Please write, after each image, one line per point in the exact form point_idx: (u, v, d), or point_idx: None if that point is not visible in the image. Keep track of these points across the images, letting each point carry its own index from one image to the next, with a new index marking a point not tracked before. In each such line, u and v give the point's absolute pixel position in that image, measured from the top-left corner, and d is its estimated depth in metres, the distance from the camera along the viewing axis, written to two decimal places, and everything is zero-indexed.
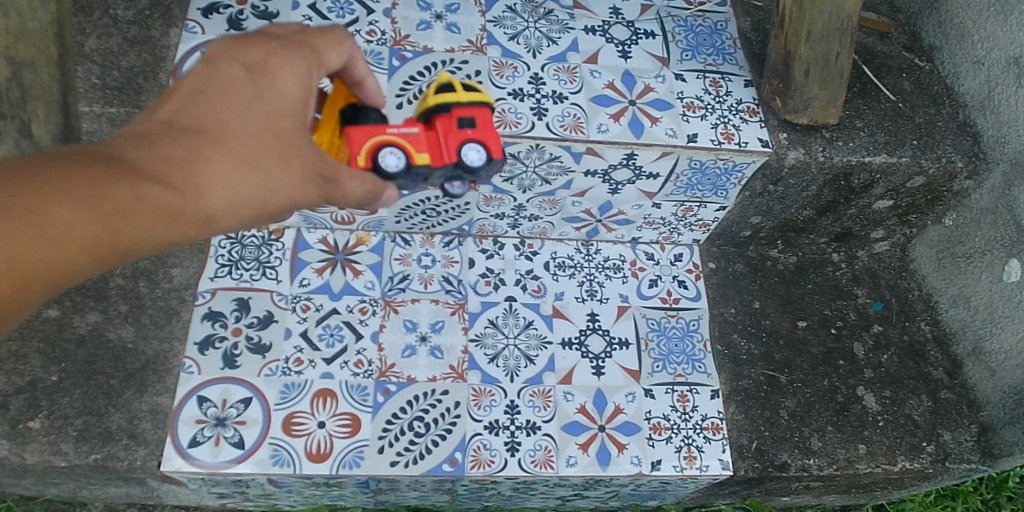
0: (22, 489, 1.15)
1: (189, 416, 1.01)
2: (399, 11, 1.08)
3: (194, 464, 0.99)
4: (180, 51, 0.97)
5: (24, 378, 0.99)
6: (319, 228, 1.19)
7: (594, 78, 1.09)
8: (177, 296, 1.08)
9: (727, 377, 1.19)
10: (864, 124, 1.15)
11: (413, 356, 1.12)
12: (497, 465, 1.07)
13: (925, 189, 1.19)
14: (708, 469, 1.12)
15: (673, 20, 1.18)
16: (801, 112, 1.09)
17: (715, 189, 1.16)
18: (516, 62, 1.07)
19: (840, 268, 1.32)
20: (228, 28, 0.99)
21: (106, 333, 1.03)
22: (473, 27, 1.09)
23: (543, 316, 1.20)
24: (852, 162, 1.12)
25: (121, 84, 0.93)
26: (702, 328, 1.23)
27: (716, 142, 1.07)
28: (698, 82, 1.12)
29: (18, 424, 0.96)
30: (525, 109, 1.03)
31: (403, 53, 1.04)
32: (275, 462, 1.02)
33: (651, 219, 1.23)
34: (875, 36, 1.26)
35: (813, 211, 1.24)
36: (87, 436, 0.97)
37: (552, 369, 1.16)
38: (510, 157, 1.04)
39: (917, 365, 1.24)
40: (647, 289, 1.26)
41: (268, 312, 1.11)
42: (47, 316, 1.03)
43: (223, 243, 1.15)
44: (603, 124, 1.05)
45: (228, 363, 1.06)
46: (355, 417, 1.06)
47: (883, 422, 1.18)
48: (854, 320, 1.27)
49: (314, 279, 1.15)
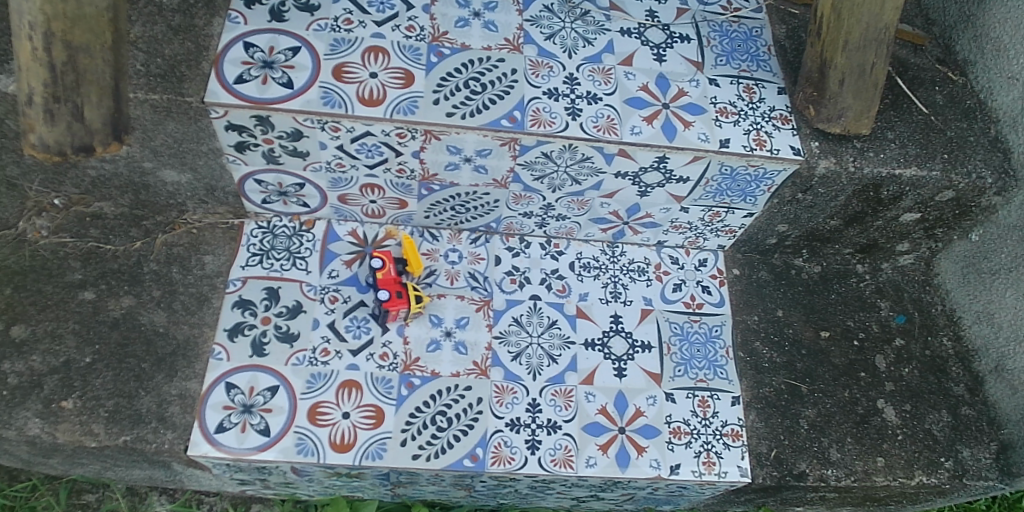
0: (48, 469, 1.17)
1: (217, 402, 1.03)
2: (438, 7, 1.08)
3: (220, 449, 1.01)
4: (222, 40, 0.98)
5: (59, 359, 1.01)
6: (349, 221, 1.20)
7: (629, 79, 1.09)
8: (209, 283, 1.10)
9: (748, 384, 1.19)
10: (896, 135, 1.15)
11: (437, 350, 1.13)
12: (518, 462, 1.08)
13: (953, 203, 1.19)
14: (726, 475, 1.12)
15: (709, 25, 1.18)
16: (834, 121, 1.09)
17: (744, 195, 1.16)
18: (552, 62, 1.08)
19: (864, 279, 1.32)
20: (270, 19, 1.00)
21: (139, 317, 1.05)
22: (510, 26, 1.10)
23: (567, 316, 1.20)
24: (882, 173, 1.12)
25: (165, 71, 0.94)
26: (724, 334, 1.22)
27: (748, 148, 1.07)
28: (732, 87, 1.12)
29: (51, 404, 0.99)
30: (559, 109, 1.03)
31: (441, 49, 1.04)
32: (299, 450, 1.03)
33: (678, 223, 1.24)
34: (908, 48, 1.26)
35: (840, 221, 1.24)
36: (118, 417, 0.99)
37: (574, 369, 1.16)
38: (542, 156, 1.05)
39: (938, 380, 1.24)
40: (670, 293, 1.26)
41: (296, 302, 1.11)
42: (83, 298, 1.06)
43: (255, 232, 1.16)
44: (636, 126, 1.05)
45: (256, 351, 1.07)
46: (379, 409, 1.06)
47: (902, 436, 1.17)
48: (877, 332, 1.27)
49: (343, 271, 1.15)
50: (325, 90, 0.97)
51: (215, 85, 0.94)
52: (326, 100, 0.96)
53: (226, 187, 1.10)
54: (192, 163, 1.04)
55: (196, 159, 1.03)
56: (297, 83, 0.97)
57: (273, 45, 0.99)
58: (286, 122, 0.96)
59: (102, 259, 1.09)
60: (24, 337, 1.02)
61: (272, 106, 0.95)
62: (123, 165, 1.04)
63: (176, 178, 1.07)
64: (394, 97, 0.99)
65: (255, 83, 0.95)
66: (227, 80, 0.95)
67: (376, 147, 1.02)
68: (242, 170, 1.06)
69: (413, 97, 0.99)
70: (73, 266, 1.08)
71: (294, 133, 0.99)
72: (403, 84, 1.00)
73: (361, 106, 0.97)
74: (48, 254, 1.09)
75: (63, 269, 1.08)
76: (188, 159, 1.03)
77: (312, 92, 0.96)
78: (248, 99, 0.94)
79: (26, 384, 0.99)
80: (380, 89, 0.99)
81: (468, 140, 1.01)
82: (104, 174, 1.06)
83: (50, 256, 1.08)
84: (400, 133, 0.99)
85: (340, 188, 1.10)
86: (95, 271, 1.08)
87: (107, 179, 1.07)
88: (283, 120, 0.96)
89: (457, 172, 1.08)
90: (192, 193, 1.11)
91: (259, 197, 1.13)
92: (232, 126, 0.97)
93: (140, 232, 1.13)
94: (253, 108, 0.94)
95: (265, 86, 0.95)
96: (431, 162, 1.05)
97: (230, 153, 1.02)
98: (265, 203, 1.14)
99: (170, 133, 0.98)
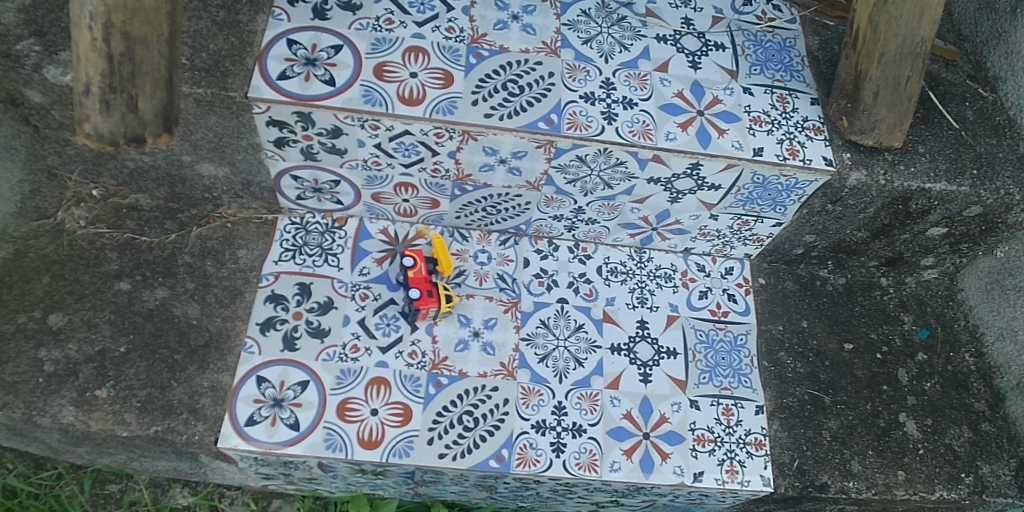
0: (74, 458, 1.18)
1: (248, 395, 1.03)
2: (477, 10, 1.09)
3: (249, 443, 1.01)
4: (266, 37, 0.99)
5: (94, 348, 1.03)
6: (381, 219, 1.21)
7: (664, 86, 1.10)
8: (242, 277, 1.11)
9: (772, 394, 1.19)
10: (926, 150, 1.15)
11: (465, 350, 1.13)
12: (542, 464, 1.08)
13: (980, 219, 1.19)
14: (749, 484, 1.12)
15: (743, 34, 1.18)
16: (866, 133, 1.09)
17: (774, 205, 1.16)
18: (589, 66, 1.09)
19: (888, 292, 1.32)
20: (313, 17, 1.01)
21: (172, 309, 1.07)
22: (548, 29, 1.11)
23: (594, 320, 1.21)
24: (912, 187, 1.12)
25: (209, 66, 0.96)
26: (749, 343, 1.23)
27: (781, 158, 1.07)
28: (766, 96, 1.13)
29: (86, 392, 1.00)
30: (596, 113, 1.04)
31: (480, 51, 1.05)
32: (327, 446, 1.03)
33: (706, 231, 1.24)
34: (940, 63, 1.26)
35: (867, 234, 1.24)
36: (149, 407, 1.00)
37: (600, 373, 1.17)
38: (576, 159, 1.06)
39: (960, 396, 1.23)
40: (697, 300, 1.26)
41: (327, 298, 1.12)
42: (118, 288, 1.07)
43: (288, 228, 1.17)
44: (671, 132, 1.06)
45: (288, 345, 1.08)
46: (406, 407, 1.07)
47: (923, 450, 1.17)
48: (900, 346, 1.26)
49: (373, 269, 1.16)
50: (366, 88, 0.98)
51: (259, 80, 0.96)
52: (367, 98, 0.98)
53: (262, 182, 1.11)
54: (230, 157, 1.05)
55: (235, 154, 1.05)
56: (339, 81, 0.98)
57: (316, 42, 1.00)
58: (326, 119, 0.98)
59: (138, 250, 1.11)
60: (61, 325, 1.03)
61: (314, 103, 0.96)
62: (162, 158, 1.05)
63: (214, 171, 1.08)
64: (433, 97, 1.00)
65: (298, 80, 0.97)
66: (271, 76, 0.96)
67: (413, 146, 1.03)
68: (280, 165, 1.07)
69: (452, 98, 1.00)
70: (109, 256, 1.10)
71: (333, 130, 1.00)
72: (442, 84, 1.01)
73: (401, 105, 0.98)
74: (85, 244, 1.10)
75: (100, 259, 1.09)
76: (226, 154, 1.04)
77: (353, 90, 0.98)
78: (291, 95, 0.96)
79: (62, 372, 1.00)
80: (420, 89, 1.00)
81: (505, 141, 1.02)
82: (143, 166, 1.07)
83: (87, 246, 1.10)
84: (438, 132, 1.00)
85: (374, 186, 1.12)
86: (130, 261, 1.10)
87: (145, 171, 1.09)
88: (324, 117, 0.97)
89: (491, 173, 1.09)
90: (228, 187, 1.12)
91: (294, 193, 1.14)
92: (274, 122, 0.98)
93: (175, 224, 1.14)
94: (295, 104, 0.95)
95: (308, 83, 0.97)
96: (466, 162, 1.06)
97: (269, 148, 1.03)
98: (300, 199, 1.16)
99: (212, 127, 0.99)
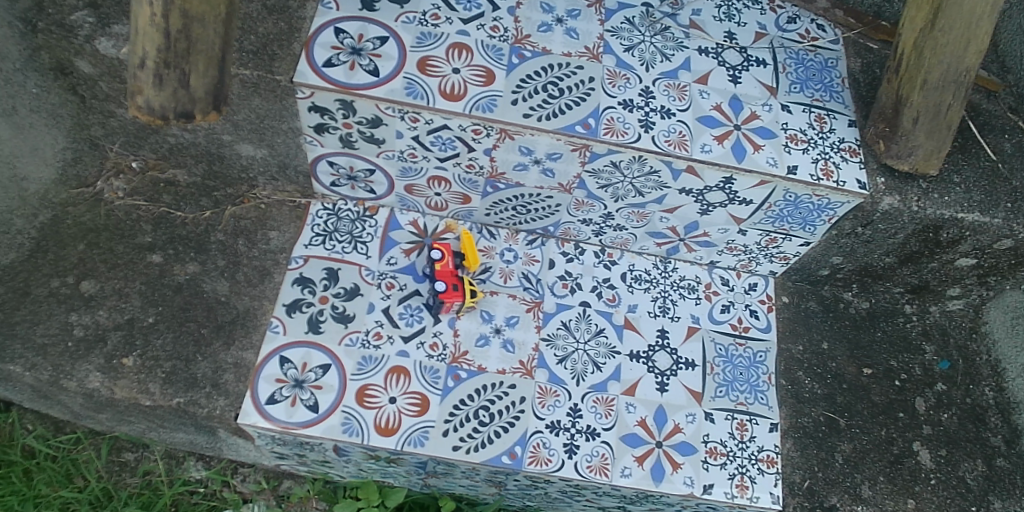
0: (94, 423, 1.20)
1: (271, 374, 1.05)
2: (523, 10, 1.10)
3: (268, 421, 1.03)
4: (314, 24, 1.00)
5: (123, 316, 1.05)
6: (411, 211, 1.22)
7: (703, 98, 1.10)
8: (272, 258, 1.13)
9: (787, 412, 1.19)
10: (962, 180, 1.13)
11: (486, 346, 1.14)
12: (554, 465, 1.09)
13: (1011, 252, 1.18)
14: (758, 500, 1.12)
15: (785, 52, 1.18)
16: (903, 158, 1.08)
17: (804, 224, 1.16)
18: (629, 74, 1.09)
19: (911, 320, 1.31)
20: (361, 8, 1.02)
21: (202, 284, 1.09)
22: (591, 35, 1.11)
23: (614, 326, 1.21)
24: (945, 215, 1.11)
25: (257, 49, 0.98)
26: (768, 360, 1.22)
27: (815, 178, 1.07)
28: (804, 115, 1.13)
29: (113, 359, 1.02)
30: (633, 120, 1.05)
31: (523, 51, 1.06)
32: (344, 430, 1.04)
33: (734, 245, 1.24)
34: (982, 93, 1.24)
35: (895, 259, 1.23)
36: (174, 379, 1.02)
37: (617, 379, 1.17)
38: (610, 165, 1.06)
39: (976, 429, 1.23)
40: (719, 313, 1.26)
41: (354, 285, 1.14)
42: (151, 260, 1.10)
43: (320, 213, 1.19)
44: (707, 144, 1.06)
45: (312, 328, 1.09)
46: (424, 398, 1.08)
47: (935, 480, 1.17)
48: (919, 375, 1.26)
49: (401, 259, 1.17)
50: (409, 80, 0.99)
51: (305, 66, 0.97)
52: (409, 91, 0.99)
53: (298, 166, 1.12)
54: (269, 140, 1.07)
55: (275, 137, 1.06)
56: (383, 72, 0.99)
57: (363, 32, 1.01)
58: (367, 108, 0.99)
59: (173, 225, 1.13)
60: (93, 292, 1.06)
61: (357, 92, 0.97)
62: (203, 136, 1.06)
63: (252, 152, 1.10)
64: (474, 94, 1.01)
65: (342, 68, 0.98)
66: (317, 63, 0.97)
67: (450, 140, 1.04)
68: (318, 151, 1.09)
69: (492, 96, 1.01)
70: (144, 229, 1.12)
71: (373, 120, 1.02)
72: (484, 82, 1.02)
73: (442, 100, 0.99)
74: (122, 214, 1.13)
75: (135, 231, 1.12)
76: (266, 136, 1.06)
77: (396, 82, 0.99)
78: (335, 82, 0.97)
79: (91, 338, 1.03)
80: (461, 85, 1.01)
81: (541, 142, 1.03)
82: (183, 142, 1.09)
83: (123, 217, 1.13)
84: (476, 129, 1.01)
85: (408, 177, 1.13)
86: (164, 235, 1.12)
87: (185, 147, 1.10)
88: (366, 106, 0.99)
89: (524, 173, 1.10)
90: (265, 169, 1.13)
91: (328, 179, 1.15)
92: (316, 108, 1.00)
93: (210, 202, 1.16)
94: (339, 92, 0.97)
95: (352, 72, 0.98)
96: (501, 161, 1.07)
97: (309, 134, 1.05)
98: (333, 186, 1.17)
99: (255, 109, 1.01)
